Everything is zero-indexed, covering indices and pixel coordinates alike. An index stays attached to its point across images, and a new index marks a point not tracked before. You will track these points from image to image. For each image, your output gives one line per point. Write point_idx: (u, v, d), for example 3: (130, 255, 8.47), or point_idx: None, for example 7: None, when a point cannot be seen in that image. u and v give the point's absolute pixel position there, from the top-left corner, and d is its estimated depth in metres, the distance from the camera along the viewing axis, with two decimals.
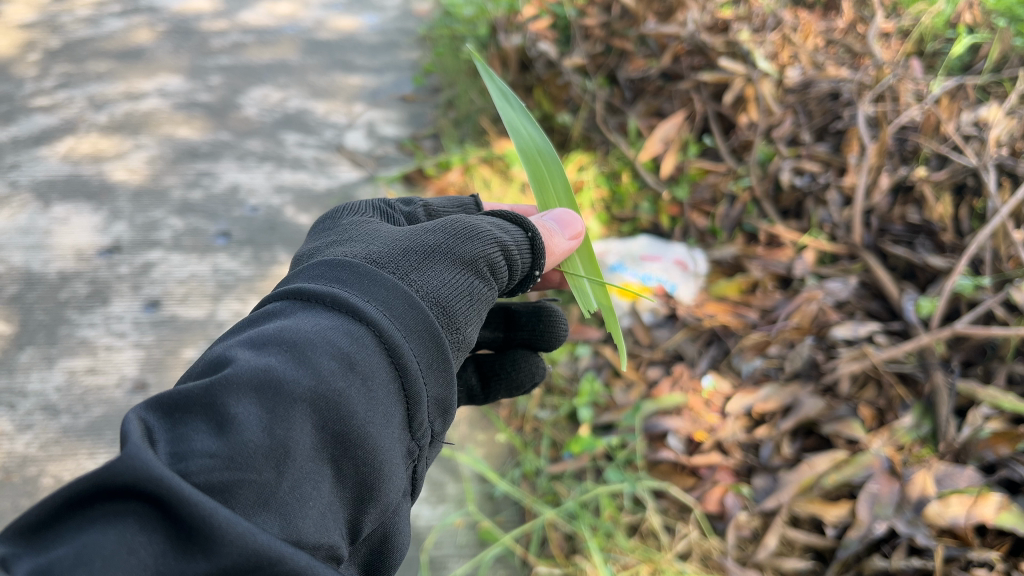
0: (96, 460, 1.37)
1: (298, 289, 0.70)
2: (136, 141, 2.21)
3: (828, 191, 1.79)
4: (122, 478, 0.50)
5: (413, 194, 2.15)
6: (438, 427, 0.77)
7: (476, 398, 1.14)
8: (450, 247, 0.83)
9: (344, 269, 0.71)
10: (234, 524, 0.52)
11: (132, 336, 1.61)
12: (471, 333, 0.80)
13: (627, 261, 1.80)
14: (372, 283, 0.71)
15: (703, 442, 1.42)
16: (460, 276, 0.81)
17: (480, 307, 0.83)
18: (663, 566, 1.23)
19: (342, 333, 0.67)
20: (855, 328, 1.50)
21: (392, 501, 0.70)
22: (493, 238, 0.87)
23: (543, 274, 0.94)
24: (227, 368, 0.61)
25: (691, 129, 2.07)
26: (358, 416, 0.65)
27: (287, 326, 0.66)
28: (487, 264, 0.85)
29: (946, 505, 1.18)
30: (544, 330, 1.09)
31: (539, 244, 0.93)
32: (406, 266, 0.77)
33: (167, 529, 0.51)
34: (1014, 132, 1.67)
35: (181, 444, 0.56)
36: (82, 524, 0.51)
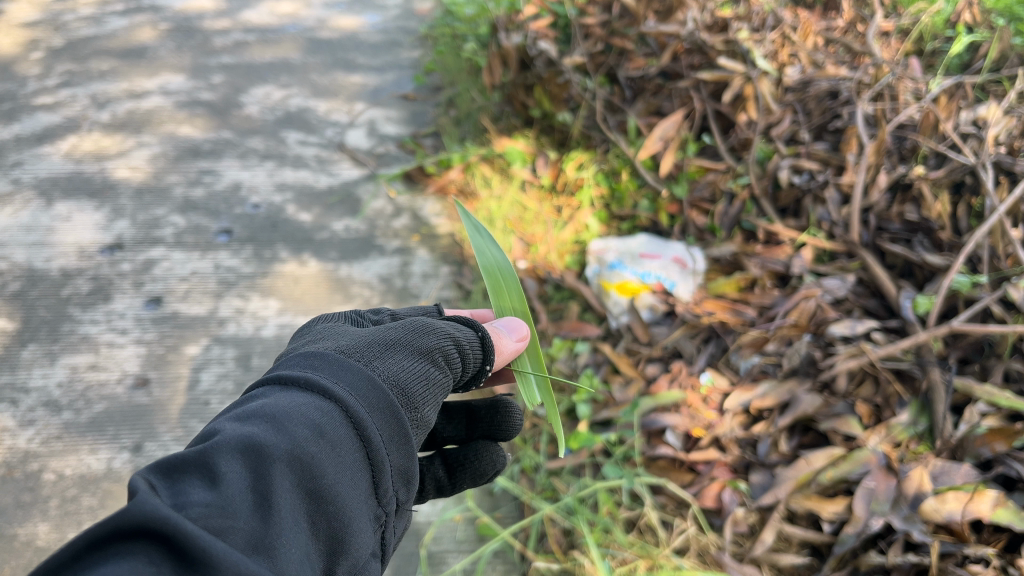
0: (97, 456, 1.38)
1: (272, 375, 0.73)
2: (138, 140, 2.22)
3: (827, 189, 1.80)
4: (134, 519, 0.53)
5: (414, 192, 2.16)
6: (402, 497, 0.78)
7: (443, 491, 1.09)
8: (409, 340, 0.85)
9: (314, 356, 0.74)
10: (230, 556, 0.54)
11: (134, 332, 1.63)
12: (429, 414, 0.82)
13: (626, 259, 1.81)
14: (341, 366, 0.74)
15: (700, 439, 1.44)
16: (418, 362, 0.83)
17: (438, 392, 0.84)
18: (660, 562, 1.23)
19: (314, 407, 0.69)
20: (853, 325, 1.51)
21: (360, 561, 0.71)
22: (447, 332, 0.89)
23: (494, 369, 0.94)
24: (212, 438, 0.63)
25: (690, 128, 2.08)
26: (328, 478, 0.67)
27: (264, 402, 0.69)
28: (443, 355, 0.87)
29: (942, 501, 1.19)
30: (502, 421, 1.09)
31: (489, 342, 0.94)
32: (370, 354, 0.79)
33: (172, 564, 0.53)
34: (1013, 131, 1.69)
35: (176, 496, 0.58)
36: (97, 563, 0.52)
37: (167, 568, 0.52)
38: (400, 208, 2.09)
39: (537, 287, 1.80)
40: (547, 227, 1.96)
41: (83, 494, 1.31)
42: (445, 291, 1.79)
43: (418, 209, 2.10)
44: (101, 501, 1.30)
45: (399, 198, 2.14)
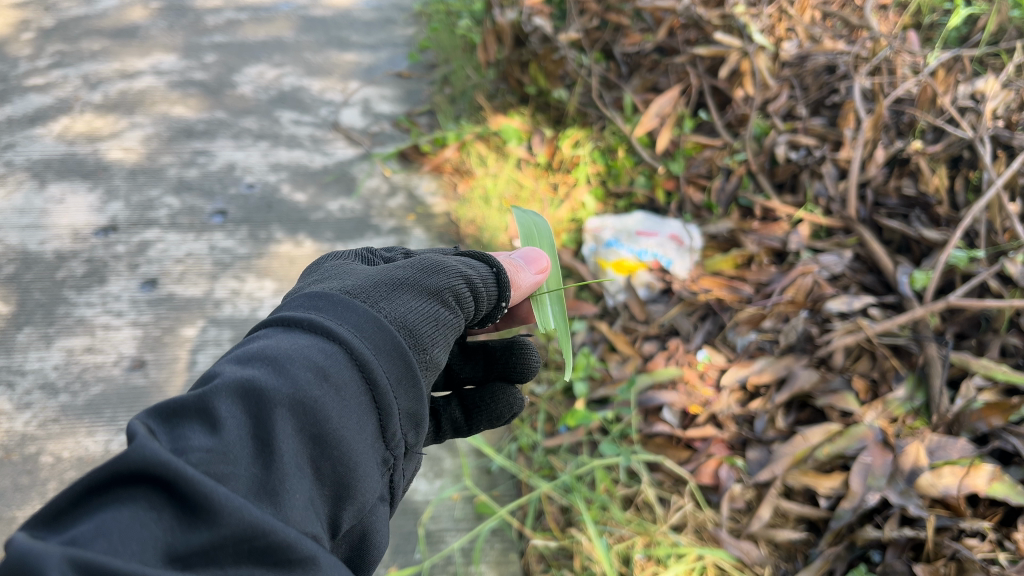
0: (95, 438, 1.38)
1: (276, 317, 0.72)
2: (131, 120, 2.20)
3: (824, 164, 1.79)
4: (133, 464, 0.52)
5: (409, 171, 2.16)
6: (409, 439, 0.78)
7: (460, 433, 1.09)
8: (417, 280, 0.84)
9: (318, 298, 0.73)
10: (232, 502, 0.54)
11: (130, 314, 1.62)
12: (437, 357, 0.81)
13: (623, 236, 1.79)
14: (343, 309, 0.73)
15: (698, 415, 1.44)
16: (425, 304, 0.82)
17: (446, 334, 0.84)
18: (658, 539, 1.24)
19: (316, 350, 0.69)
20: (850, 301, 1.51)
21: (365, 504, 0.71)
22: (457, 271, 0.88)
23: (509, 305, 0.94)
24: (213, 380, 0.63)
25: (687, 103, 2.06)
26: (332, 422, 0.67)
27: (266, 344, 0.68)
28: (452, 295, 0.86)
29: (939, 475, 1.19)
30: (519, 362, 1.08)
31: (504, 278, 0.93)
32: (376, 295, 0.78)
33: (173, 509, 0.53)
34: (1011, 104, 1.68)
35: (176, 439, 0.57)
36: (99, 507, 0.53)
37: (168, 513, 0.53)
38: (395, 187, 2.08)
39: None
40: (543, 205, 1.93)
41: (81, 476, 1.31)
42: None
43: (414, 187, 2.09)
44: None
45: (394, 176, 2.13)
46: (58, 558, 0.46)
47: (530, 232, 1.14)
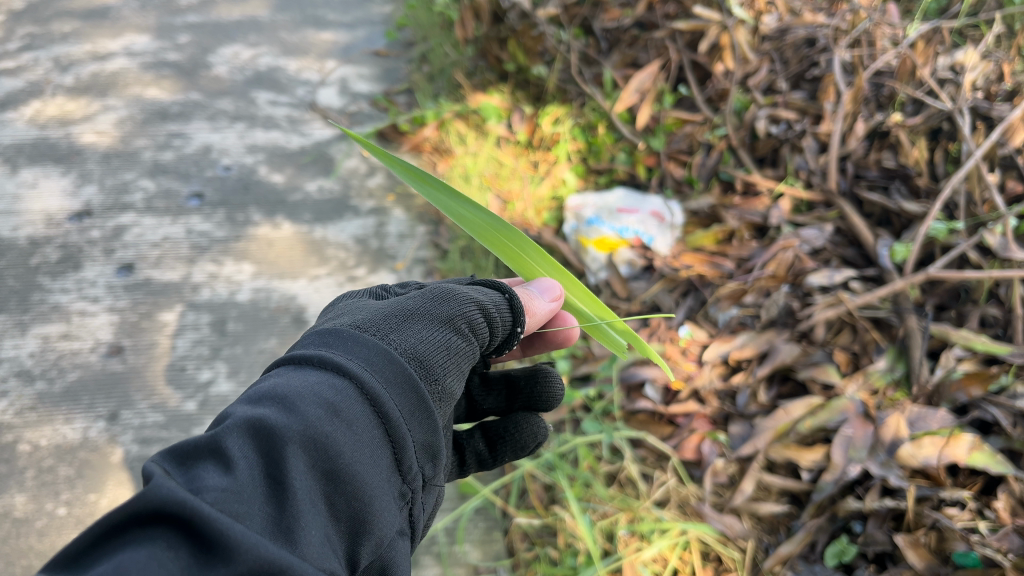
0: (72, 426, 1.36)
1: (286, 356, 0.71)
2: (104, 103, 2.17)
3: (804, 137, 1.79)
4: (150, 504, 0.52)
5: (387, 150, 2.14)
6: (427, 473, 0.77)
7: (485, 465, 1.08)
8: (427, 310, 0.83)
9: (328, 334, 0.73)
10: (249, 538, 0.53)
11: (106, 300, 1.60)
12: (450, 386, 0.80)
13: (604, 214, 1.79)
14: (355, 343, 0.72)
15: (680, 391, 1.44)
16: (437, 332, 0.81)
17: (459, 363, 0.82)
18: (641, 514, 1.25)
19: (326, 386, 0.68)
20: (831, 275, 1.51)
21: (384, 540, 0.69)
22: (470, 298, 0.88)
23: (525, 331, 0.91)
24: (225, 421, 0.62)
25: (666, 79, 2.04)
26: (345, 457, 0.66)
27: (276, 383, 0.67)
28: (465, 323, 0.85)
29: (919, 446, 1.20)
30: (542, 389, 1.08)
31: (517, 304, 0.91)
32: (386, 327, 0.77)
33: (191, 547, 0.52)
34: (990, 76, 1.69)
35: (190, 482, 0.57)
36: (116, 550, 0.52)
37: (184, 551, 0.52)
38: (374, 167, 2.06)
39: None
40: (523, 183, 1.93)
41: (60, 464, 1.30)
42: (421, 251, 1.77)
43: None
44: (78, 470, 1.29)
45: (373, 156, 2.11)
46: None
47: (498, 240, 0.94)
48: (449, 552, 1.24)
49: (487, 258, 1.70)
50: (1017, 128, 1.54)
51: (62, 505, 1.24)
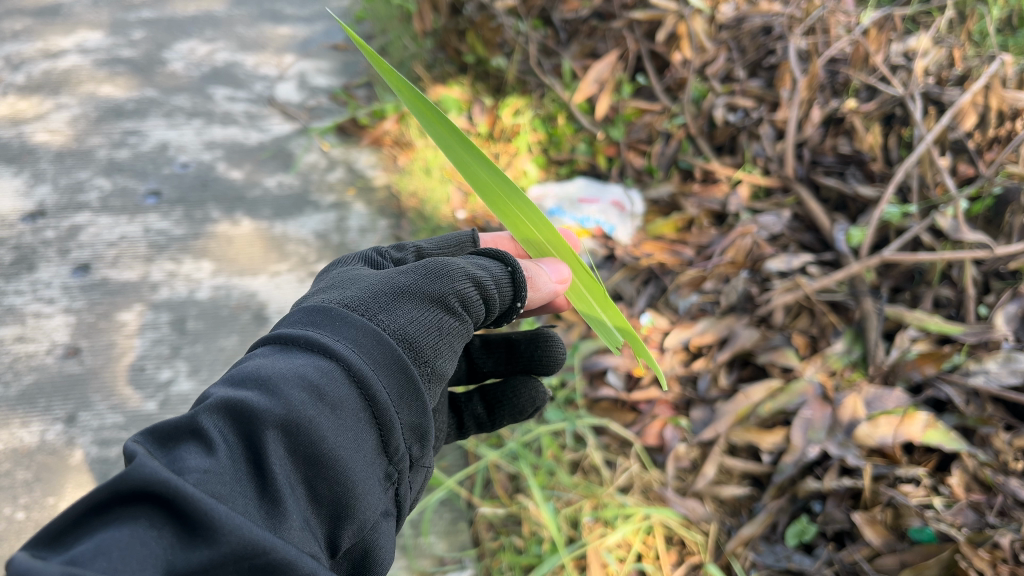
0: (29, 429, 1.34)
1: (272, 336, 0.71)
2: (57, 101, 2.13)
3: (761, 125, 1.81)
4: (132, 483, 0.53)
5: (348, 144, 2.13)
6: (415, 453, 0.77)
7: (484, 427, 1.12)
8: (420, 287, 0.82)
9: (316, 313, 0.72)
10: (233, 519, 0.54)
11: (62, 301, 1.57)
12: (441, 367, 0.79)
13: (566, 205, 1.84)
14: (341, 324, 0.71)
15: (642, 377, 1.46)
16: (428, 312, 0.80)
17: (452, 343, 0.81)
18: (605, 501, 1.26)
19: (312, 368, 0.67)
20: (788, 260, 1.53)
21: (367, 524, 0.70)
22: (464, 272, 0.85)
23: (525, 306, 0.88)
24: (208, 404, 0.62)
25: (624, 69, 2.05)
26: (329, 441, 0.66)
27: (260, 365, 0.67)
28: (459, 300, 0.83)
29: (875, 426, 1.22)
30: (544, 354, 1.07)
31: (520, 277, 0.88)
32: (376, 306, 0.76)
33: (174, 526, 0.53)
34: (941, 62, 1.72)
35: (174, 464, 0.57)
36: (98, 527, 0.52)
37: (166, 530, 0.52)
38: (334, 161, 2.06)
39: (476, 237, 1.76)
40: None
41: (17, 468, 1.28)
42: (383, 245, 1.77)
43: (353, 161, 2.06)
44: (36, 474, 1.27)
45: (333, 151, 2.10)
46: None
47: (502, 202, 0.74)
48: (414, 545, 1.24)
49: None
50: (967, 112, 1.57)
51: (20, 509, 1.22)
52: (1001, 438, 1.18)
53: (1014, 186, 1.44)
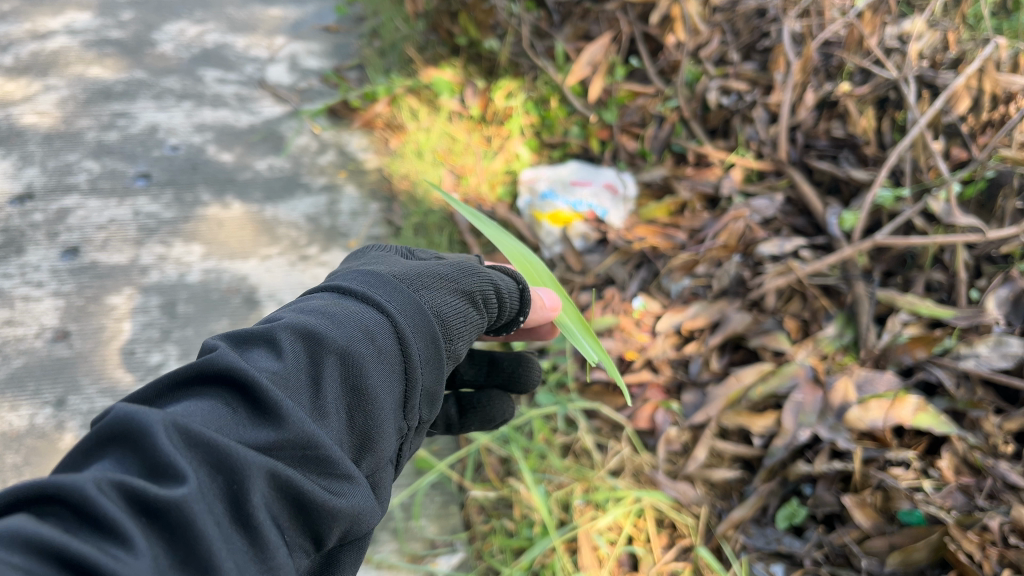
0: (18, 413, 1.34)
1: (333, 284, 0.80)
2: (45, 83, 2.10)
3: (754, 108, 1.80)
4: (218, 366, 0.66)
5: (339, 126, 2.12)
6: (425, 415, 0.84)
7: (451, 429, 1.11)
8: (457, 276, 0.89)
9: (373, 273, 0.82)
10: (291, 416, 0.65)
11: (51, 284, 1.56)
12: (462, 347, 0.87)
13: (558, 187, 1.80)
14: (393, 287, 0.81)
15: (633, 361, 1.46)
16: (461, 295, 0.87)
17: (471, 329, 0.88)
18: (596, 484, 1.26)
19: (368, 317, 0.76)
20: (781, 244, 1.53)
21: (384, 464, 0.76)
22: (486, 275, 0.94)
23: (527, 319, 1.00)
24: (283, 321, 0.73)
25: (618, 51, 2.04)
26: (373, 380, 0.74)
27: (325, 302, 0.77)
28: (481, 296, 0.91)
29: (866, 409, 1.21)
30: (523, 374, 1.11)
31: (527, 295, 0.99)
32: (420, 280, 0.85)
33: (241, 411, 0.65)
34: (935, 46, 1.71)
35: (248, 362, 0.68)
36: (187, 395, 0.65)
37: (240, 407, 0.65)
38: (325, 144, 2.04)
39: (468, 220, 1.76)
40: (476, 157, 1.93)
41: (6, 452, 1.27)
42: (374, 229, 1.77)
43: (344, 144, 2.05)
44: (25, 458, 1.27)
45: (324, 133, 2.08)
46: (159, 419, 0.58)
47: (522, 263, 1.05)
48: (405, 528, 1.24)
49: (441, 234, 1.74)
50: (961, 96, 1.57)
51: None
52: (991, 421, 1.18)
53: (1007, 169, 1.43)
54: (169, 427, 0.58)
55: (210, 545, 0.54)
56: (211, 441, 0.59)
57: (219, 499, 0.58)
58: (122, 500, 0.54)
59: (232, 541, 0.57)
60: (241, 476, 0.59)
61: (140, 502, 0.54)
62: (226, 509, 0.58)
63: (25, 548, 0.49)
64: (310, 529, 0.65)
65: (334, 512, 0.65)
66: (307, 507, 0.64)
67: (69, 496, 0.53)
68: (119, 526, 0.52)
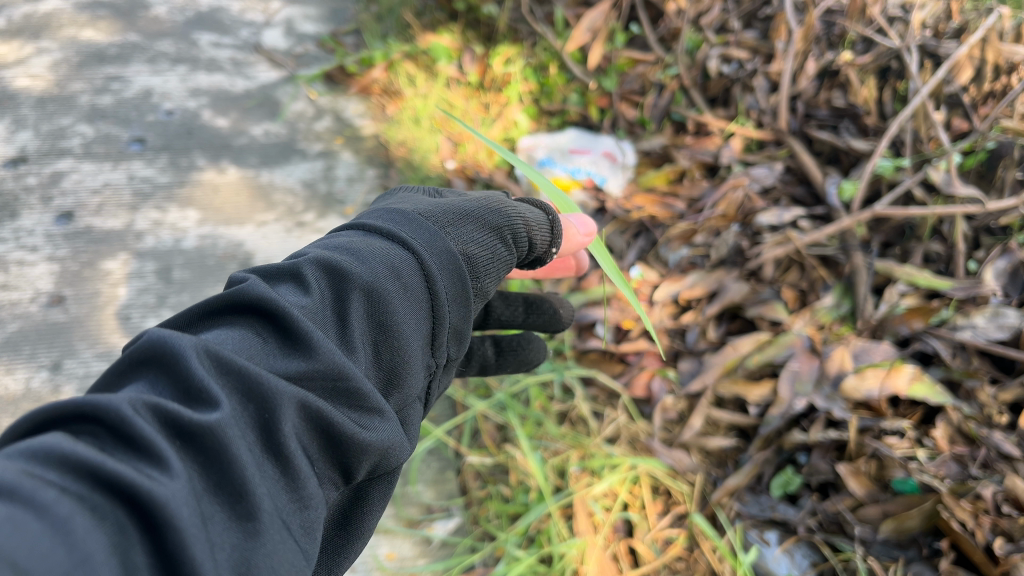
0: (14, 377, 1.34)
1: (358, 222, 0.80)
2: (37, 46, 2.07)
3: (755, 77, 1.78)
4: (247, 296, 0.64)
5: (335, 92, 2.09)
6: (452, 354, 0.83)
7: (486, 370, 1.10)
8: (483, 213, 0.89)
9: (398, 213, 0.81)
10: (323, 346, 0.64)
11: (46, 249, 1.55)
12: (489, 285, 0.86)
13: (557, 156, 1.82)
14: (418, 224, 0.80)
15: (631, 330, 1.46)
16: (488, 233, 0.87)
17: (500, 267, 0.87)
18: (592, 451, 1.27)
19: (394, 253, 0.76)
20: (780, 214, 1.52)
21: (410, 400, 0.75)
22: (518, 211, 0.93)
23: (560, 252, 0.97)
24: (309, 256, 0.72)
25: (618, 17, 2.01)
26: (400, 315, 0.73)
27: (351, 239, 0.76)
28: (511, 233, 0.90)
29: (862, 378, 1.21)
30: (555, 313, 1.12)
31: (558, 226, 0.97)
32: (444, 216, 0.84)
33: (272, 341, 0.63)
34: (938, 15, 1.68)
35: (276, 294, 0.67)
36: (213, 326, 0.64)
37: (269, 338, 0.64)
38: (322, 110, 2.02)
39: (465, 187, 1.74)
40: (474, 125, 1.91)
41: (2, 416, 1.28)
42: (371, 195, 1.76)
43: (341, 110, 2.03)
44: (21, 422, 1.27)
45: (321, 99, 2.06)
46: (190, 342, 0.56)
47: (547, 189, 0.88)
48: (402, 493, 1.25)
49: None
50: (963, 66, 1.56)
51: None
52: (986, 391, 1.19)
53: (1008, 140, 1.42)
54: (200, 352, 0.56)
55: (245, 471, 0.52)
56: (242, 368, 0.57)
57: (252, 428, 0.56)
58: (155, 423, 0.50)
59: (265, 470, 0.55)
60: (275, 405, 0.57)
61: (173, 425, 0.51)
62: (259, 438, 0.56)
63: (61, 465, 0.45)
64: (341, 463, 0.64)
65: (365, 447, 0.64)
66: (338, 441, 0.62)
67: (98, 414, 0.49)
68: (158, 445, 0.49)
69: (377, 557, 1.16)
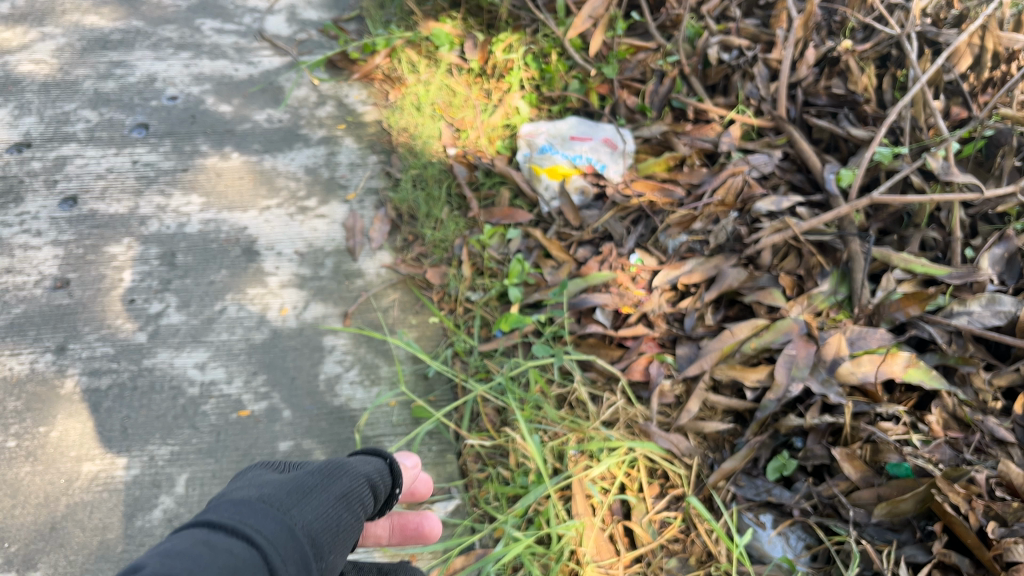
0: (19, 359, 1.36)
1: (200, 518, 0.71)
2: (41, 31, 2.08)
3: (755, 64, 1.78)
4: None
5: (338, 79, 2.10)
6: None
7: None
8: (324, 489, 0.87)
9: (240, 505, 0.75)
10: None
11: (50, 233, 1.57)
12: (330, 563, 0.82)
13: (557, 143, 1.79)
14: (263, 516, 0.75)
15: (630, 316, 1.46)
16: (332, 514, 0.85)
17: (340, 547, 0.85)
18: (590, 434, 1.29)
19: (242, 554, 0.68)
20: (778, 202, 1.53)
21: None
22: (362, 478, 0.94)
23: (401, 492, 1.02)
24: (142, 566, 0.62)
25: (619, 5, 2.02)
26: None
27: (190, 539, 0.67)
28: (354, 503, 0.90)
29: (858, 363, 1.23)
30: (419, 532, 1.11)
31: (397, 469, 1.02)
32: (288, 502, 0.81)
33: None
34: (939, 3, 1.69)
35: None
36: None
37: None
38: (324, 96, 2.03)
39: (466, 174, 1.78)
40: (476, 112, 1.93)
41: (8, 399, 1.31)
42: (373, 181, 1.78)
43: (343, 96, 2.04)
44: (27, 405, 1.30)
45: (323, 85, 2.07)
46: None
47: None
48: None
49: (440, 187, 1.75)
50: (963, 54, 1.57)
51: (11, 437, 1.27)
52: (981, 377, 1.21)
53: (1006, 128, 1.44)
54: None
55: None
56: None
57: None
58: None
59: None
60: None
61: None
62: None
63: None
64: None
65: None
66: None
67: None
68: None
69: (378, 537, 1.19)
